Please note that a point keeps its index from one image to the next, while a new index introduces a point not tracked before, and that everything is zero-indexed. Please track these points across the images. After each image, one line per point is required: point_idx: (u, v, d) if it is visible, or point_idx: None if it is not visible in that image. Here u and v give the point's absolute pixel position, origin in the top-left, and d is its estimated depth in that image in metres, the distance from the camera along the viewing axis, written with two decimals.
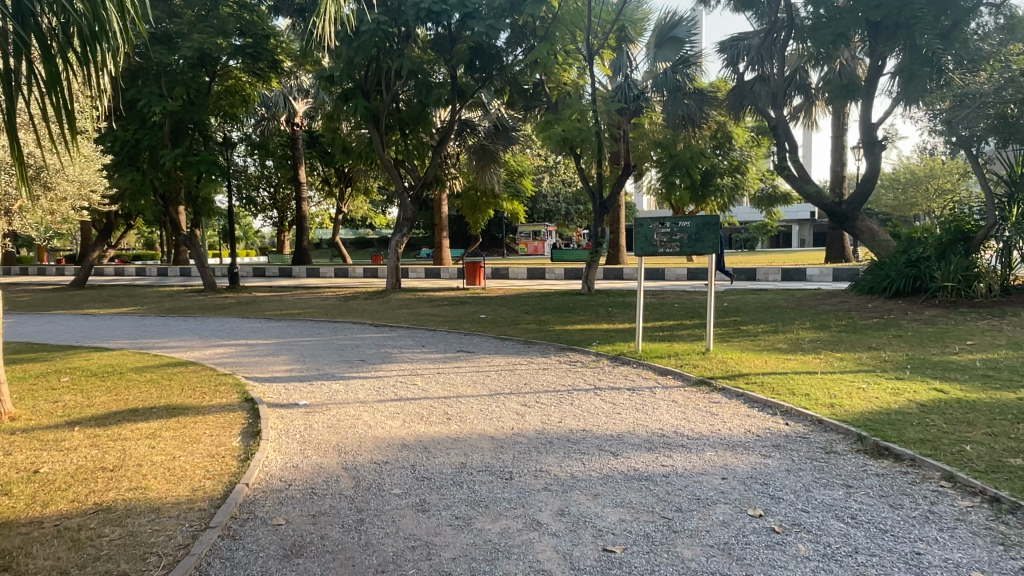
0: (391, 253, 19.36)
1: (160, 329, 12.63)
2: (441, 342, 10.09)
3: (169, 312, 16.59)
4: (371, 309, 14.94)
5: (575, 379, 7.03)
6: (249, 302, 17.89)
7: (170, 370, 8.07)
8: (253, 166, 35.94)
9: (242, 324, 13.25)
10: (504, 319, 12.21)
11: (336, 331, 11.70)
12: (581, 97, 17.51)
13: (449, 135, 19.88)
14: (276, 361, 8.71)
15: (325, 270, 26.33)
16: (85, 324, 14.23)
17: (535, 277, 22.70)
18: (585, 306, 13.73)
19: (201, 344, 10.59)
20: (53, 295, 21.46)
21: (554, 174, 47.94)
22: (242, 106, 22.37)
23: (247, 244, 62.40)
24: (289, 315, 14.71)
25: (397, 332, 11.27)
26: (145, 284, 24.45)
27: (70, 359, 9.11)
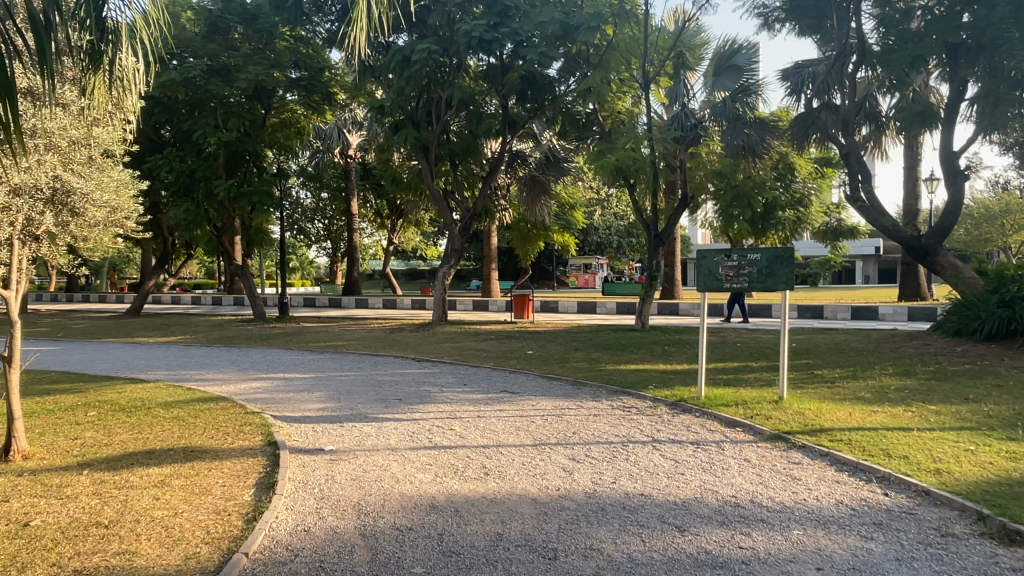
0: (438, 285, 18.95)
1: (201, 360, 12.38)
2: (485, 380, 9.46)
3: (215, 341, 16.46)
4: (416, 343, 14.44)
5: (631, 428, 6.29)
6: (295, 333, 17.67)
7: (199, 405, 7.65)
8: (308, 197, 36.51)
9: (283, 356, 12.90)
10: (553, 357, 11.51)
11: (377, 366, 11.21)
12: (636, 127, 16.93)
13: (500, 165, 19.53)
14: (310, 398, 8.21)
15: (373, 301, 26.14)
16: (131, 353, 14.15)
17: (586, 311, 21.95)
18: (640, 344, 12.90)
19: (238, 376, 10.22)
20: (108, 323, 21.76)
21: (606, 207, 47.29)
22: (297, 138, 22.59)
23: (303, 274, 63.64)
24: (332, 346, 14.34)
25: (440, 368, 10.70)
26: (198, 312, 24.72)
27: (103, 391, 8.82)
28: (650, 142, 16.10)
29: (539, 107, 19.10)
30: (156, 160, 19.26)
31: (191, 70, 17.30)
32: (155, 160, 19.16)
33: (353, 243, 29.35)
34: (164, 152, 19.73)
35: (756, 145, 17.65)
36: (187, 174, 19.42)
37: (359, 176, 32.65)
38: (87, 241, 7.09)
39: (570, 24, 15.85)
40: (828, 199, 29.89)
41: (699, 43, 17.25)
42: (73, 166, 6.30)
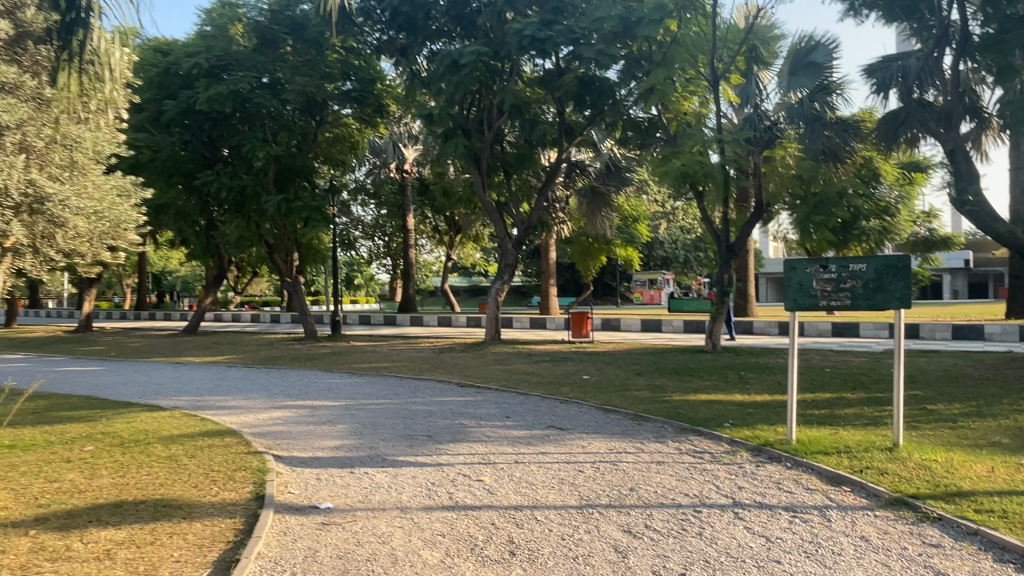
0: (491, 302, 17.76)
1: (235, 383, 11.64)
2: (531, 411, 8.26)
3: (260, 361, 15.81)
4: (463, 365, 13.37)
5: (704, 486, 4.98)
6: (342, 352, 16.88)
7: (202, 441, 6.73)
8: (368, 214, 36.33)
9: (320, 379, 12.04)
10: (611, 383, 10.21)
11: (414, 392, 10.16)
12: (703, 129, 15.51)
13: (556, 175, 18.41)
14: (329, 433, 7.20)
15: (428, 319, 25.33)
16: (171, 374, 13.61)
17: (650, 330, 20.45)
18: (711, 369, 11.43)
19: (262, 403, 9.34)
20: (163, 342, 21.61)
21: (671, 219, 45.48)
22: (352, 153, 22.10)
23: (367, 292, 64.10)
24: (375, 368, 13.42)
25: (482, 396, 9.56)
26: (254, 331, 24.45)
27: (114, 421, 8.06)
28: (719, 147, 14.66)
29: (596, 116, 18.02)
30: (207, 176, 18.97)
31: (238, 82, 16.93)
32: (206, 176, 18.87)
33: (409, 260, 28.71)
34: (214, 168, 19.44)
35: (837, 148, 16.04)
36: (238, 190, 19.06)
37: (416, 191, 32.18)
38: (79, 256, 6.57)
39: (630, 19, 14.69)
40: (917, 206, 27.45)
41: (772, 37, 15.75)
42: (50, 169, 5.85)
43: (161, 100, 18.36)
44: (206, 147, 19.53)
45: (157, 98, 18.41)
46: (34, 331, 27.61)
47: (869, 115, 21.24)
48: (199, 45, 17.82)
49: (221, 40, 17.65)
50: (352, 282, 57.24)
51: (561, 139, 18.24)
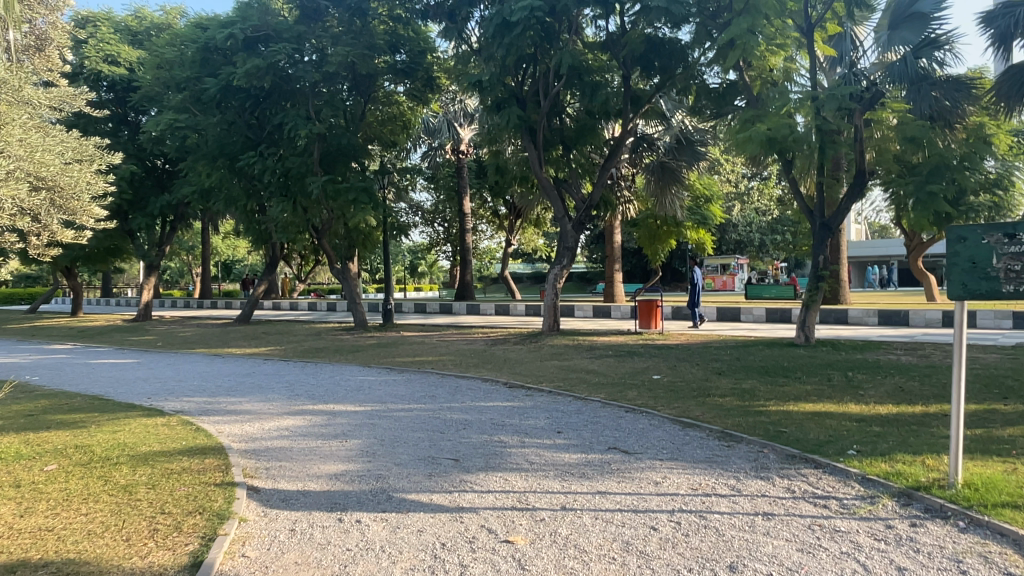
0: (548, 290, 16.24)
1: (263, 379, 10.50)
2: (588, 424, 6.70)
3: (302, 353, 14.74)
4: (516, 360, 11.88)
5: (843, 568, 3.30)
6: (390, 343, 15.65)
7: (178, 461, 5.44)
8: (428, 200, 35.53)
9: (355, 375, 10.76)
10: (687, 387, 8.51)
11: (454, 394, 8.74)
12: (792, 88, 13.48)
13: (621, 147, 16.68)
14: (336, 452, 5.80)
15: (485, 308, 23.98)
16: (203, 367, 12.63)
17: (728, 319, 18.47)
18: (809, 369, 9.56)
19: (279, 406, 8.08)
20: (214, 331, 20.98)
21: (746, 200, 42.88)
22: (404, 133, 20.68)
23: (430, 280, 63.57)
24: (419, 362, 12.07)
25: (533, 401, 8.04)
26: (308, 320, 23.70)
27: (102, 430, 6.92)
28: (812, 108, 12.55)
29: (664, 81, 16.20)
30: (250, 158, 18.05)
31: (275, 54, 15.89)
32: (249, 158, 17.98)
33: (466, 246, 27.47)
34: (258, 149, 18.53)
35: (947, 111, 13.06)
36: (283, 172, 18.08)
37: (474, 174, 30.89)
38: (33, 235, 5.27)
39: None
40: None
41: None
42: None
43: (201, 79, 17.58)
44: (249, 128, 18.67)
45: (198, 77, 17.63)
46: (98, 320, 27.71)
47: (982, 73, 18.54)
48: (236, 16, 16.84)
49: (258, 10, 16.58)
50: (414, 269, 56.65)
51: (626, 107, 16.43)
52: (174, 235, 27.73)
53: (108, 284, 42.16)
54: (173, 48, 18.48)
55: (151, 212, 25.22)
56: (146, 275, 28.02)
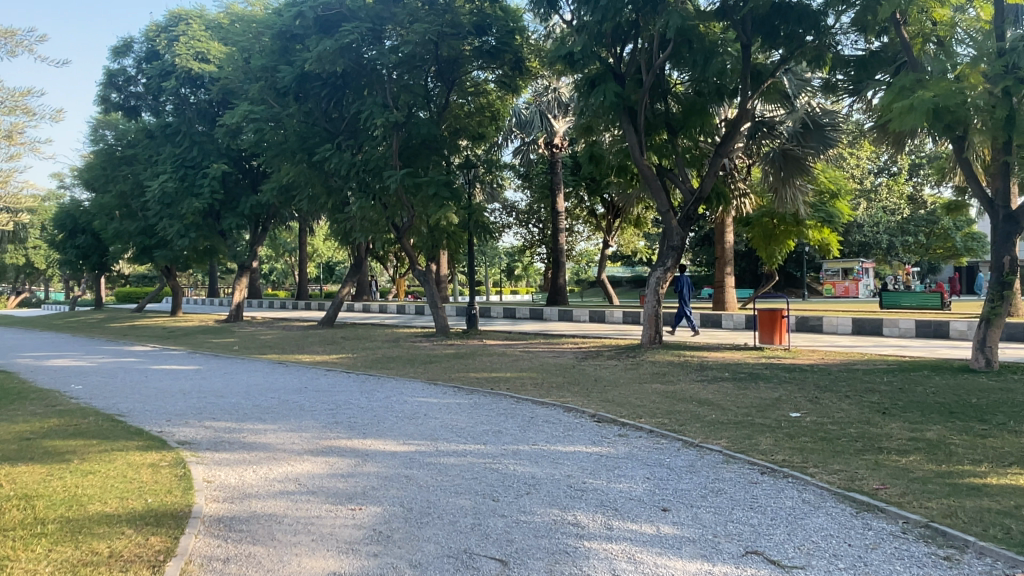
0: (649, 296, 14.04)
1: (311, 396, 8.95)
2: (709, 498, 4.63)
3: (372, 362, 13.33)
4: (610, 382, 9.80)
5: None
6: (468, 352, 13.91)
7: (115, 537, 3.82)
8: (522, 199, 33.91)
9: (416, 394, 9.03)
10: (845, 437, 6.22)
11: (526, 429, 6.82)
12: (963, 44, 10.66)
13: (738, 129, 14.20)
14: (338, 531, 4.04)
15: (579, 314, 21.91)
16: (260, 376, 11.32)
17: (865, 333, 15.58)
18: (1012, 411, 7.01)
19: (307, 440, 6.46)
20: (294, 335, 20.04)
21: (873, 199, 38.71)
22: (493, 125, 18.93)
23: (527, 282, 62.12)
24: (495, 379, 10.22)
25: (628, 448, 6.01)
26: (393, 323, 22.54)
27: (77, 468, 5.44)
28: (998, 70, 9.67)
29: (790, 50, 13.52)
30: (327, 151, 16.84)
31: (349, 35, 14.77)
32: (325, 151, 16.81)
33: (559, 248, 25.49)
34: (336, 141, 17.36)
35: None
36: (361, 166, 16.83)
37: (569, 170, 28.99)
38: None
39: None
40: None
41: None
42: None
43: (278, 68, 16.73)
44: (327, 121, 17.56)
45: (274, 65, 16.76)
46: (193, 320, 27.76)
47: None
48: None
49: None
50: (511, 271, 55.39)
51: (744, 84, 13.96)
52: (266, 235, 27.28)
53: (212, 284, 43.15)
54: (253, 38, 17.78)
55: (242, 213, 24.83)
56: (239, 275, 27.79)
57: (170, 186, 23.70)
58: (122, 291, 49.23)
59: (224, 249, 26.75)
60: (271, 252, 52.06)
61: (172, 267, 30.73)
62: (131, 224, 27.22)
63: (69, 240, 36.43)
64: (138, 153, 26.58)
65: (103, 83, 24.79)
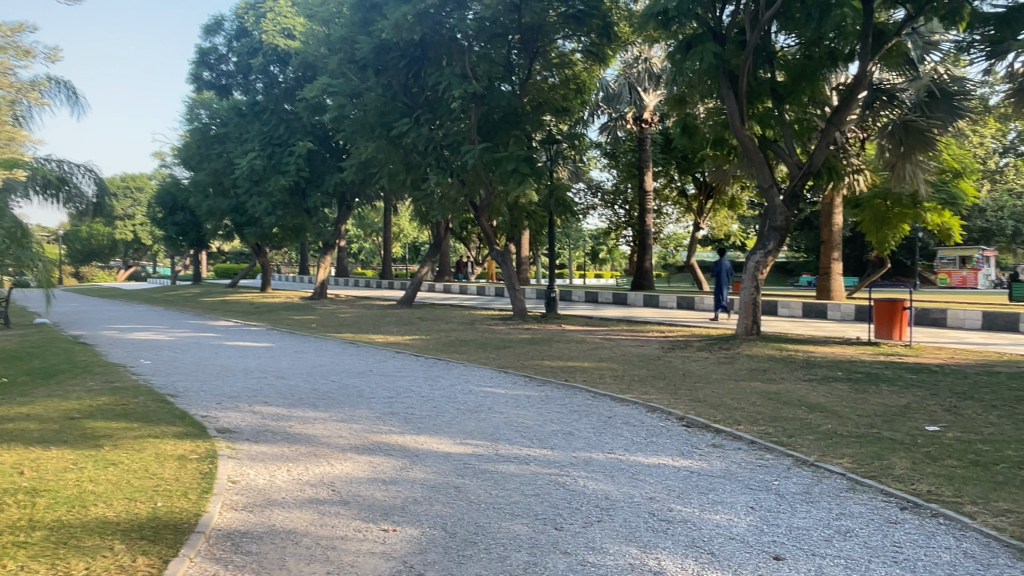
0: (746, 282, 12.73)
1: (372, 381, 8.32)
2: (836, 544, 3.57)
3: (445, 344, 12.71)
4: (701, 378, 8.68)
5: None
6: (545, 338, 13.04)
7: (95, 556, 3.19)
8: (609, 179, 32.60)
9: (484, 384, 8.23)
10: (1005, 463, 4.95)
11: (604, 433, 5.86)
12: None
13: (856, 94, 12.54)
14: (360, 561, 3.27)
15: (667, 300, 20.59)
16: (327, 356, 10.86)
17: (999, 329, 13.66)
18: None
19: (356, 433, 5.78)
20: (372, 314, 19.76)
21: (999, 180, 34.98)
22: (579, 99, 17.81)
23: (611, 265, 60.78)
24: (572, 370, 9.30)
25: (726, 467, 4.97)
26: (471, 304, 22.01)
27: (104, 458, 4.94)
28: None
29: (918, 7, 11.72)
30: (404, 125, 16.27)
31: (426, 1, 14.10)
32: (402, 125, 16.29)
33: (646, 229, 24.17)
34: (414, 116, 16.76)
35: None
36: (440, 142, 16.18)
37: (659, 148, 27.48)
38: None
39: None
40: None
41: None
42: None
43: (356, 39, 16.29)
44: (406, 95, 17.05)
45: (352, 36, 16.38)
46: (279, 297, 28.21)
47: None
48: None
49: None
50: (596, 255, 54.15)
51: (863, 46, 12.23)
52: (350, 213, 27.00)
53: (301, 262, 44.18)
54: (334, 10, 17.44)
55: (326, 190, 24.72)
56: (324, 253, 27.83)
57: (257, 164, 24.00)
58: (219, 267, 51.38)
59: (310, 227, 26.95)
60: (357, 231, 52.89)
61: (261, 244, 31.39)
62: (223, 201, 27.88)
63: (169, 217, 38.06)
64: (229, 132, 27.21)
65: (196, 62, 26.11)
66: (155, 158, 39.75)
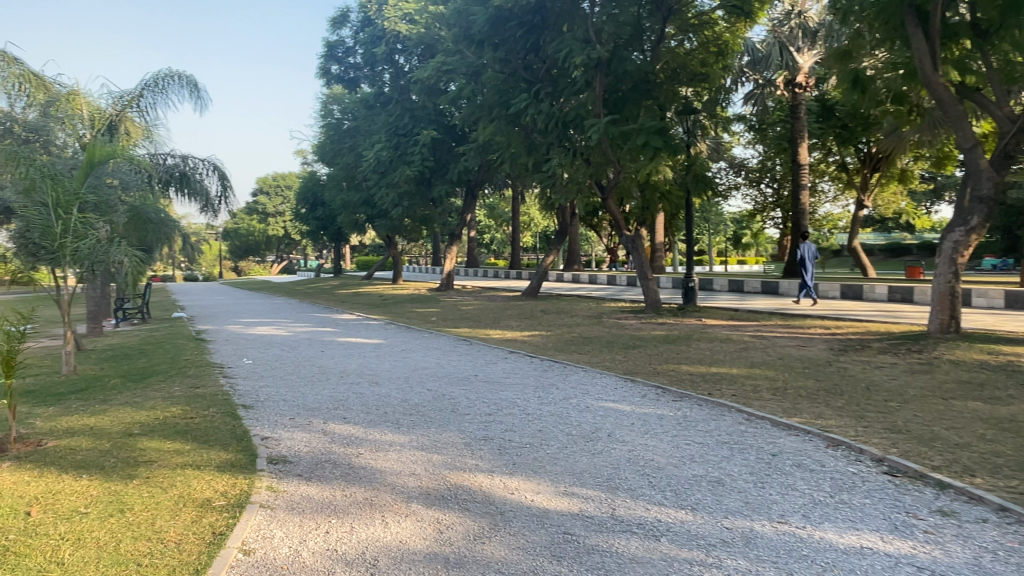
0: (941, 267, 10.23)
1: (473, 391, 7.05)
2: None
3: (566, 342, 11.27)
4: (892, 395, 6.61)
5: None
6: (683, 335, 11.23)
7: None
8: (755, 155, 29.59)
9: (606, 397, 6.69)
10: None
11: (768, 485, 4.18)
12: None
13: None
14: None
15: (828, 289, 17.88)
16: (435, 357, 9.76)
17: None
18: None
19: (433, 469, 4.47)
20: (494, 307, 18.73)
21: None
22: (721, 62, 15.42)
23: (757, 251, 56.40)
24: (716, 378, 7.52)
25: (976, 564, 3.15)
26: (602, 295, 20.40)
27: (121, 499, 3.96)
28: None
29: None
30: (522, 101, 14.96)
31: None
32: (520, 101, 14.99)
33: (801, 208, 21.36)
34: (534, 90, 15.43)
35: None
36: (561, 117, 14.71)
37: (815, 118, 24.29)
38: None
39: None
40: None
41: None
42: None
43: (470, 11, 15.21)
44: (526, 70, 15.75)
45: (468, 8, 15.28)
46: (407, 289, 28.06)
47: None
48: None
49: None
50: (740, 240, 50.44)
51: None
52: (476, 202, 26.15)
53: (434, 252, 44.54)
54: None
55: (451, 179, 23.97)
56: (450, 243, 27.27)
57: (383, 155, 23.76)
58: (359, 259, 53.21)
59: (436, 217, 26.49)
60: (488, 220, 52.79)
61: (391, 236, 31.52)
62: (355, 194, 28.07)
63: (310, 212, 39.58)
64: (358, 126, 27.34)
65: (324, 56, 26.44)
66: (298, 156, 41.50)
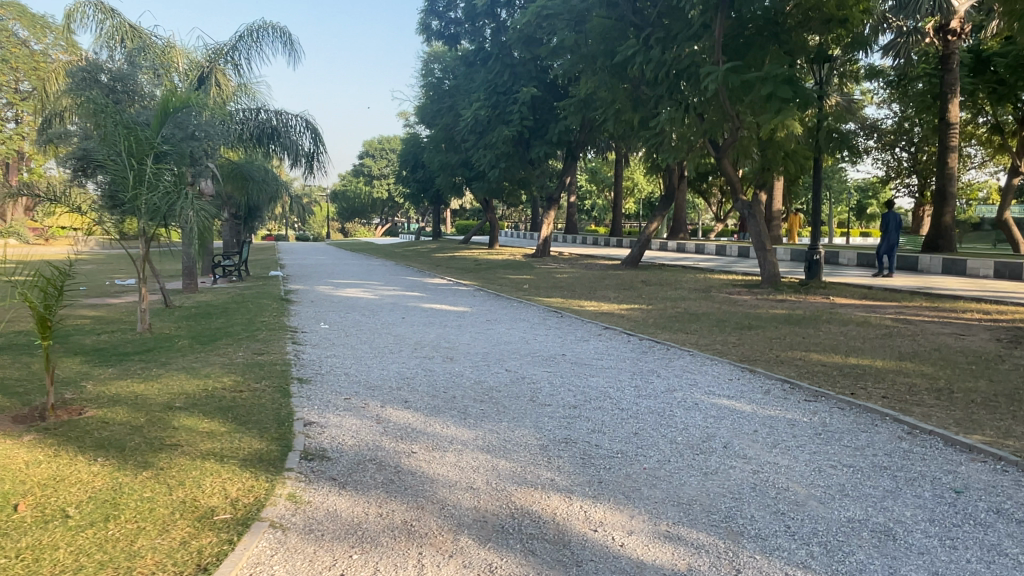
0: None
1: (558, 374, 6.05)
2: None
3: (669, 318, 10.04)
4: None
5: None
6: (808, 315, 9.69)
7: None
8: (890, 116, 26.41)
9: (719, 393, 5.48)
10: None
11: (961, 548, 2.92)
12: None
13: None
14: None
15: (978, 266, 15.46)
16: (521, 330, 8.78)
17: None
18: None
19: (494, 484, 3.50)
20: (591, 275, 17.52)
21: None
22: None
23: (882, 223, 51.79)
24: (857, 374, 6.11)
25: None
26: (709, 266, 18.77)
27: (116, 500, 3.26)
28: None
29: None
30: (630, 49, 13.58)
31: None
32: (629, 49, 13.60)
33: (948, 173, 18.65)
34: (643, 36, 13.97)
35: None
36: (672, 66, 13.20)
37: (968, 71, 21.15)
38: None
39: None
40: None
41: None
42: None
43: None
44: (636, 15, 14.33)
45: None
46: (503, 254, 27.29)
47: None
48: None
49: None
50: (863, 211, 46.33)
51: None
52: (576, 164, 24.81)
53: (533, 218, 43.66)
54: None
55: (550, 139, 22.79)
56: (548, 208, 26.18)
57: (481, 115, 22.87)
58: (458, 224, 53.16)
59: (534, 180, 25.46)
60: (589, 185, 51.22)
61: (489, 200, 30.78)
62: (453, 156, 27.43)
63: (411, 174, 39.51)
64: (458, 85, 26.56)
65: (425, 11, 25.68)
66: (400, 118, 41.45)
